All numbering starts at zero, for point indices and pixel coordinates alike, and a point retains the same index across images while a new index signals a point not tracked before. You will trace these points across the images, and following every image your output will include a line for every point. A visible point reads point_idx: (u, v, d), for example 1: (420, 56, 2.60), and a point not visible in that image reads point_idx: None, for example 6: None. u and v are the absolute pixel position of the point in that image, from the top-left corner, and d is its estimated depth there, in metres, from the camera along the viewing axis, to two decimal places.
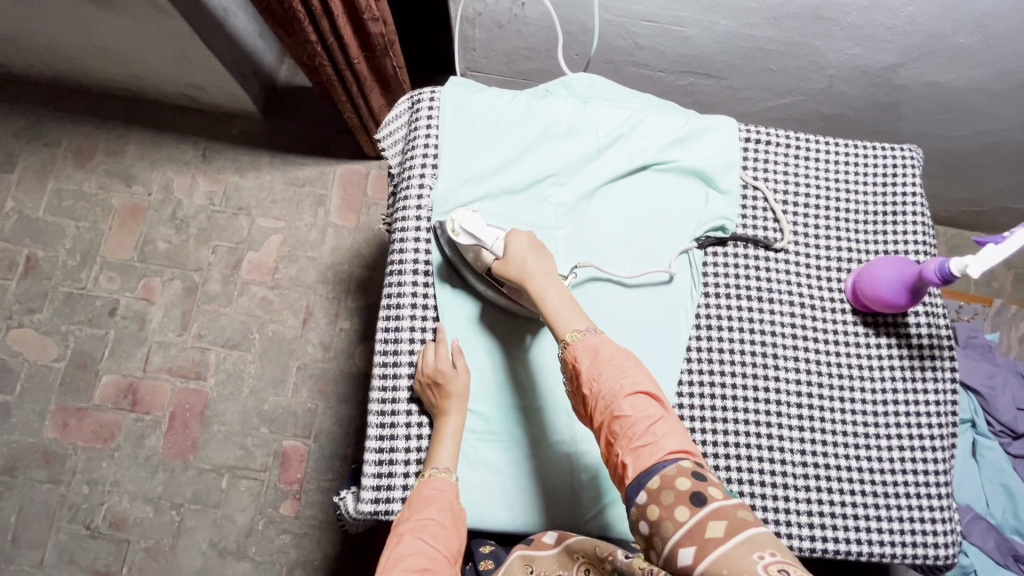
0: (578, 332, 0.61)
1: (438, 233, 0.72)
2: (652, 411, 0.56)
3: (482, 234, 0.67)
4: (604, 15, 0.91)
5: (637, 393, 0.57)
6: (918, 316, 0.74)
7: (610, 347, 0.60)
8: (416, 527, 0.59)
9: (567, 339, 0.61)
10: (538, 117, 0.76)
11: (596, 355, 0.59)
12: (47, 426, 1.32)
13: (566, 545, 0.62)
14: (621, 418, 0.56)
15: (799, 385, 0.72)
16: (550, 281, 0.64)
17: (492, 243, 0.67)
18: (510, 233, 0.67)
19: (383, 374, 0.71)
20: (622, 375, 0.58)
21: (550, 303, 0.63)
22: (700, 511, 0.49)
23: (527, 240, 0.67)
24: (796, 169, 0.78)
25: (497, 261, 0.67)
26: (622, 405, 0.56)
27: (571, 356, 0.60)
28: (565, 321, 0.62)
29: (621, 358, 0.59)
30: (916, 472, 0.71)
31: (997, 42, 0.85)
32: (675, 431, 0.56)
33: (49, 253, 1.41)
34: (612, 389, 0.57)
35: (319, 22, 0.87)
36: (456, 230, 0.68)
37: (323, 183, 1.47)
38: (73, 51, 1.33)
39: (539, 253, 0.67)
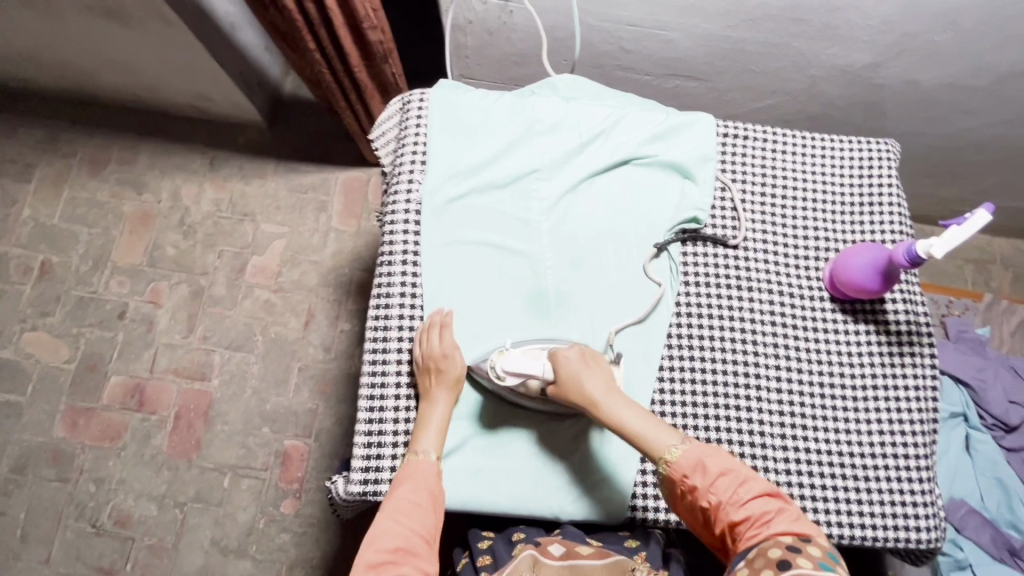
0: (677, 448, 0.63)
1: (474, 373, 0.70)
2: (768, 508, 0.59)
3: (532, 366, 0.67)
4: (587, 20, 0.94)
5: (754, 496, 0.60)
6: (895, 303, 0.75)
7: (719, 457, 0.62)
8: (397, 507, 0.62)
9: (668, 457, 0.63)
10: (522, 115, 0.80)
11: (705, 466, 0.62)
12: (57, 426, 1.36)
13: (573, 564, 0.63)
14: (740, 523, 0.59)
15: (778, 371, 0.74)
16: (618, 400, 0.66)
17: (541, 369, 0.67)
18: (555, 353, 0.68)
19: (373, 362, 0.73)
20: (738, 483, 0.61)
21: (631, 424, 0.64)
22: (784, 575, 0.52)
23: (576, 354, 0.68)
24: (773, 162, 0.81)
25: (552, 385, 0.67)
26: (737, 510, 0.60)
27: (678, 473, 0.62)
28: (659, 440, 0.64)
29: (732, 464, 0.62)
30: (896, 457, 0.71)
31: (970, 39, 0.87)
32: (788, 522, 0.58)
33: (63, 258, 1.46)
34: (730, 496, 0.60)
35: (318, 30, 0.90)
36: (501, 373, 0.68)
37: (326, 190, 1.51)
38: (89, 66, 1.40)
39: (591, 364, 0.67)
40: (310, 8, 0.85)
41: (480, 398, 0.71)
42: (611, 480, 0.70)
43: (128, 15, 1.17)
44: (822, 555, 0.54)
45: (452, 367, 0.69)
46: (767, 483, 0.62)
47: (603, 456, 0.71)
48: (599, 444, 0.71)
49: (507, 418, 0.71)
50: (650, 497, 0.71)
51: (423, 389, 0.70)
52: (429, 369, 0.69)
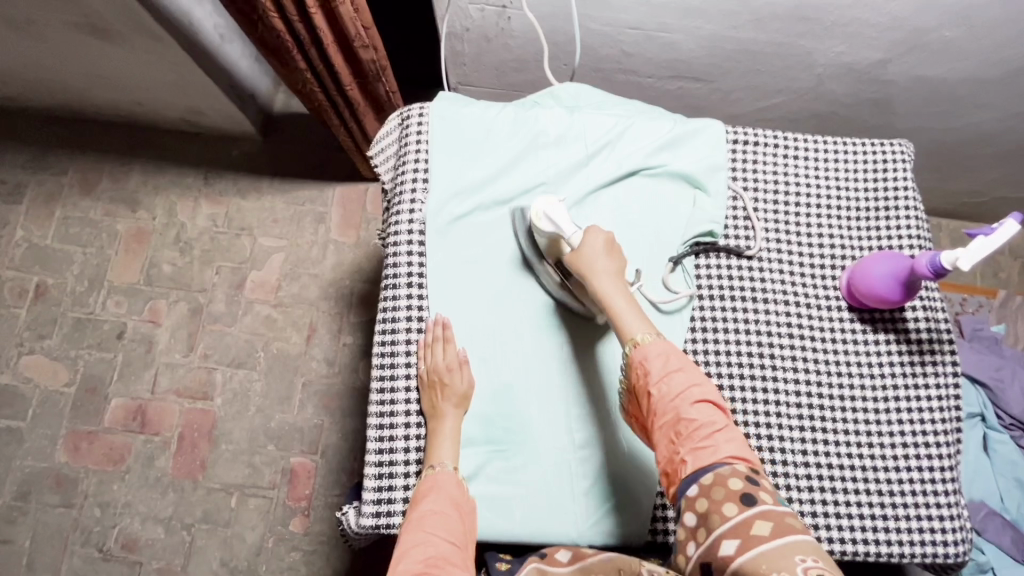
0: (647, 336, 0.64)
1: (517, 217, 0.74)
2: (715, 420, 0.59)
3: (563, 225, 0.69)
4: (588, 25, 0.91)
5: (701, 402, 0.60)
6: (916, 311, 0.73)
7: (681, 361, 0.63)
8: (420, 521, 0.60)
9: (635, 339, 0.64)
10: (526, 128, 0.77)
11: (667, 361, 0.62)
12: (59, 451, 1.34)
13: (583, 565, 0.62)
14: (685, 421, 0.59)
15: (797, 384, 0.72)
16: (614, 281, 0.67)
17: (571, 234, 0.69)
18: (591, 227, 0.70)
19: (381, 390, 0.71)
20: (691, 386, 0.61)
21: (616, 303, 0.66)
22: (749, 510, 0.53)
23: (604, 239, 0.69)
24: (785, 168, 0.78)
25: (571, 252, 0.69)
26: (687, 408, 0.60)
27: (637, 357, 0.63)
28: (632, 325, 0.65)
29: (690, 368, 0.62)
30: (921, 470, 0.69)
31: (982, 34, 0.85)
32: (734, 438, 0.59)
33: (58, 279, 1.43)
34: (679, 397, 0.60)
35: (309, 50, 0.86)
36: (538, 215, 0.71)
37: (323, 201, 1.49)
38: (76, 83, 1.36)
39: (614, 253, 0.69)
40: (300, 31, 0.81)
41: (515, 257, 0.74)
42: (629, 503, 0.68)
43: (114, 32, 1.14)
44: (775, 490, 0.56)
45: (457, 377, 0.68)
46: (718, 396, 0.62)
47: (619, 478, 0.69)
48: (616, 467, 0.69)
49: (520, 441, 0.69)
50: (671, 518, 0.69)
51: (429, 406, 0.68)
52: (433, 383, 0.68)
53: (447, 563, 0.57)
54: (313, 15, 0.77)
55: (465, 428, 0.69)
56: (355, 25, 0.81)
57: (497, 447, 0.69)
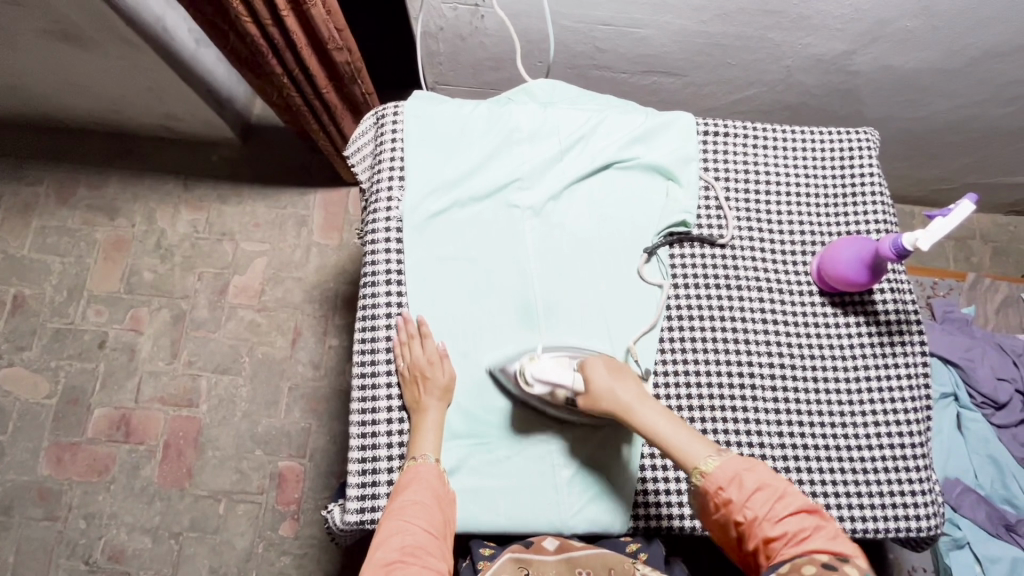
0: (712, 459, 0.60)
1: (499, 377, 0.70)
2: (805, 526, 0.55)
3: (562, 377, 0.66)
4: (560, 22, 0.93)
5: (792, 513, 0.56)
6: (884, 293, 0.75)
7: (756, 471, 0.58)
8: (400, 510, 0.61)
9: (703, 468, 0.60)
10: (501, 124, 0.78)
11: (740, 481, 0.58)
12: (41, 464, 1.32)
13: (568, 556, 0.63)
14: (776, 540, 0.55)
15: (772, 369, 0.73)
16: (648, 407, 0.64)
17: (571, 380, 0.66)
18: (583, 363, 0.66)
19: (362, 386, 0.72)
20: (775, 498, 0.57)
21: (664, 432, 0.63)
22: None
23: (604, 366, 0.66)
24: (755, 158, 0.80)
25: (582, 398, 0.66)
26: (774, 526, 0.55)
27: (712, 486, 0.59)
28: (692, 451, 0.61)
29: (771, 479, 0.58)
30: (893, 447, 0.71)
31: (941, 23, 0.87)
32: (826, 539, 0.54)
33: (36, 289, 1.42)
34: (765, 513, 0.56)
35: (283, 55, 0.85)
36: (529, 380, 0.67)
37: (305, 204, 1.48)
38: (49, 91, 1.35)
39: (622, 376, 0.66)
40: (274, 35, 0.81)
41: (510, 405, 0.71)
42: (611, 490, 0.70)
43: (86, 38, 1.12)
44: None
45: (438, 370, 0.69)
46: (807, 500, 0.57)
47: (602, 467, 0.70)
48: (597, 456, 0.70)
49: (504, 434, 0.70)
50: (652, 504, 0.70)
51: (412, 399, 0.69)
52: (414, 377, 0.69)
53: (423, 552, 0.58)
54: (286, 18, 0.77)
55: (448, 421, 0.70)
56: (328, 27, 0.81)
57: (479, 440, 0.70)
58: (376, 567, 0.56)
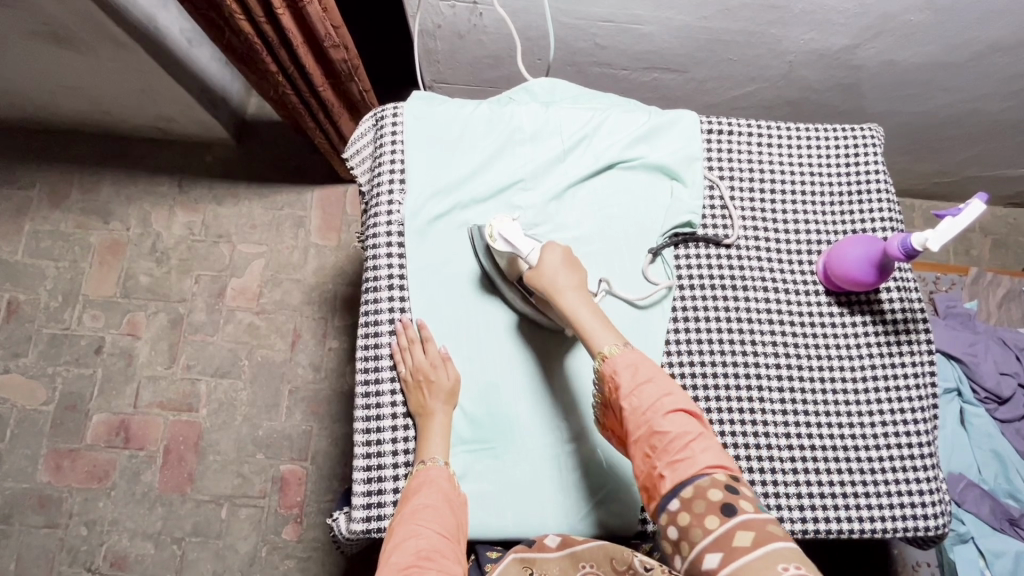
0: (614, 347, 0.63)
1: (476, 237, 0.73)
2: (690, 429, 0.57)
3: (519, 244, 0.67)
4: (560, 19, 0.91)
5: (676, 412, 0.58)
6: (890, 292, 0.75)
7: (648, 367, 0.61)
8: (413, 514, 0.60)
9: (604, 353, 0.63)
10: (502, 124, 0.77)
11: (637, 370, 0.61)
12: (40, 471, 1.31)
13: (572, 552, 0.62)
14: (660, 434, 0.57)
15: (778, 369, 0.73)
16: (580, 295, 0.65)
17: (528, 253, 0.67)
18: (547, 244, 0.68)
19: (366, 393, 0.71)
20: (662, 395, 0.59)
21: (583, 317, 0.64)
22: (730, 520, 0.51)
23: (560, 255, 0.67)
24: (759, 155, 0.79)
25: (529, 270, 0.67)
26: (661, 421, 0.57)
27: (609, 369, 0.62)
28: (599, 337, 0.64)
29: (661, 377, 0.60)
30: (900, 446, 0.71)
31: (945, 18, 0.86)
32: (711, 446, 0.57)
33: (31, 295, 1.40)
34: (651, 407, 0.58)
35: (278, 52, 0.83)
36: (494, 235, 0.68)
37: (302, 204, 1.47)
38: (39, 93, 1.32)
39: (571, 267, 0.67)
40: (268, 32, 0.79)
41: (479, 270, 0.73)
42: (620, 495, 0.69)
43: (75, 39, 1.10)
44: (755, 495, 0.54)
45: (442, 373, 0.68)
46: (691, 403, 0.60)
47: (609, 470, 0.69)
48: (603, 458, 0.70)
49: (510, 439, 0.69)
50: None
51: (416, 405, 0.68)
52: (418, 382, 0.68)
53: (439, 555, 0.57)
54: (281, 15, 0.75)
55: (454, 426, 0.69)
56: (324, 25, 0.79)
57: (484, 444, 0.69)
58: (392, 572, 0.55)
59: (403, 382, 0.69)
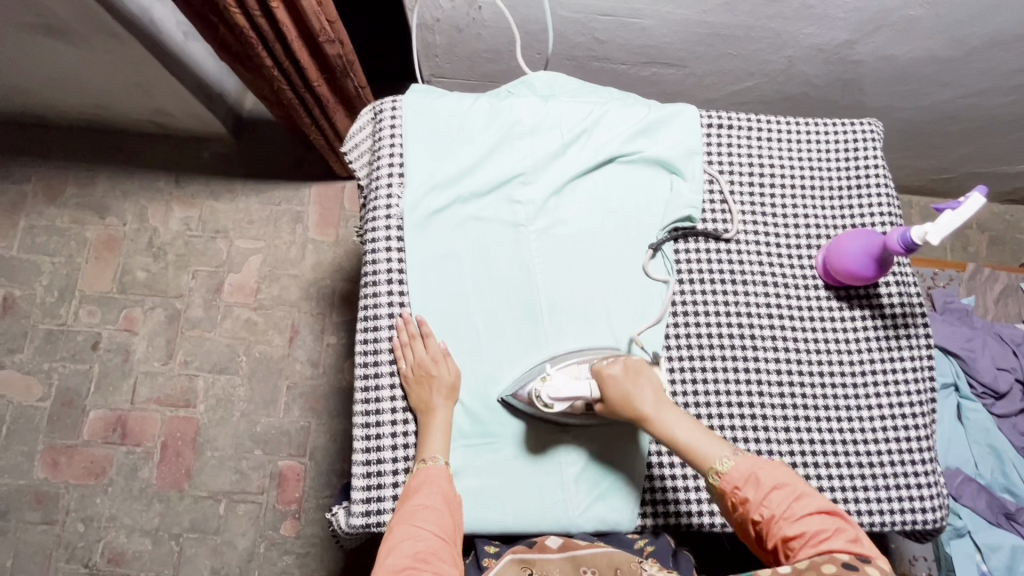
0: (728, 459, 0.60)
1: (510, 401, 0.69)
2: (826, 526, 0.56)
3: (575, 390, 0.66)
4: (560, 13, 0.91)
5: (811, 512, 0.57)
6: (889, 286, 0.75)
7: (772, 470, 0.60)
8: (410, 515, 0.60)
9: (719, 468, 0.60)
10: (502, 118, 0.77)
11: (759, 479, 0.59)
12: (37, 467, 1.30)
13: (573, 555, 0.62)
14: (795, 539, 0.56)
15: (778, 363, 0.73)
16: (670, 414, 0.64)
17: (588, 390, 0.66)
18: (598, 367, 0.66)
19: (365, 387, 0.71)
20: (794, 497, 0.58)
21: (681, 437, 0.62)
22: None
23: (620, 367, 0.66)
24: (759, 150, 0.79)
25: (600, 403, 0.66)
26: (794, 522, 0.56)
27: (729, 486, 0.59)
28: (707, 451, 0.61)
29: (789, 479, 0.59)
30: (899, 440, 0.71)
31: (944, 13, 0.86)
32: (846, 539, 0.55)
33: (26, 291, 1.39)
34: (784, 510, 0.57)
35: (273, 47, 0.82)
36: (547, 401, 0.66)
37: (299, 200, 1.46)
38: (34, 87, 1.31)
39: (638, 378, 0.65)
40: (262, 27, 0.78)
41: (525, 427, 0.69)
42: (620, 488, 0.69)
43: (70, 32, 1.09)
44: None
45: (443, 369, 0.68)
46: (825, 500, 0.58)
47: (609, 464, 0.70)
48: (604, 453, 0.70)
49: (511, 433, 0.69)
50: (661, 502, 0.70)
51: (418, 401, 0.68)
52: (418, 377, 0.68)
53: (435, 559, 0.57)
54: (276, 9, 0.74)
55: (454, 422, 0.69)
56: (319, 19, 0.78)
57: (485, 438, 0.69)
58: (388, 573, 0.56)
59: (403, 379, 0.69)
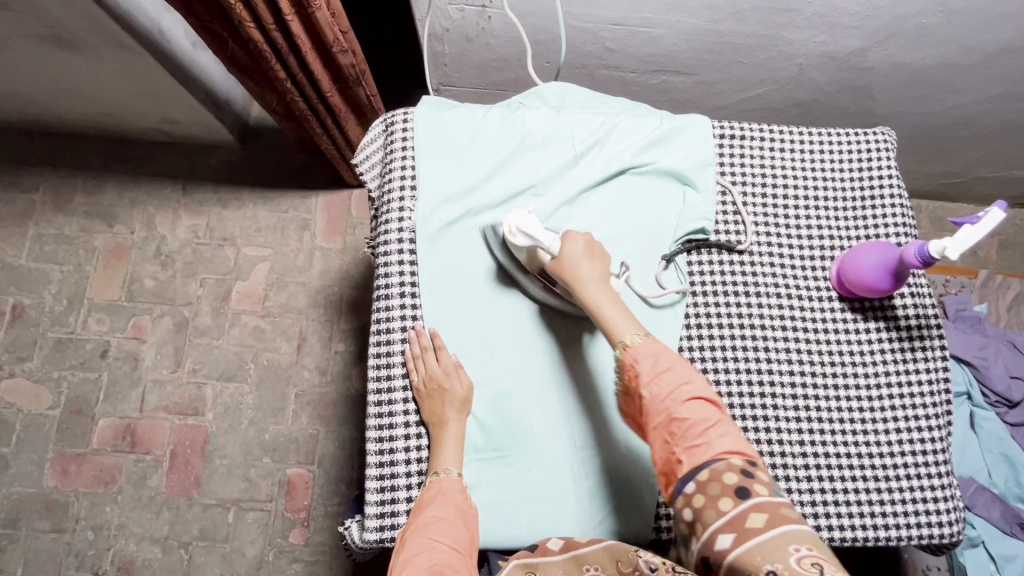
0: (637, 337, 0.62)
1: (489, 237, 0.72)
2: (710, 417, 0.57)
3: (540, 235, 0.66)
4: (570, 22, 0.91)
5: (694, 400, 0.58)
6: (904, 298, 0.75)
7: (667, 357, 0.60)
8: (424, 527, 0.60)
9: (627, 344, 0.62)
10: (513, 130, 0.77)
11: (657, 363, 0.60)
12: (47, 475, 1.31)
13: (575, 555, 0.62)
14: (679, 425, 0.57)
15: (792, 376, 0.72)
16: (599, 286, 0.65)
17: (549, 244, 0.66)
18: (567, 233, 0.67)
19: (378, 401, 0.71)
20: (682, 384, 0.59)
21: (605, 309, 0.64)
22: (744, 503, 0.52)
23: (583, 243, 0.67)
24: (772, 161, 0.79)
25: (551, 261, 0.67)
26: (681, 409, 0.57)
27: (631, 360, 0.61)
28: (622, 327, 0.63)
29: (682, 366, 0.60)
30: (915, 453, 0.71)
31: (957, 21, 0.86)
32: (730, 433, 0.57)
33: (35, 299, 1.39)
34: (672, 396, 0.58)
35: (287, 59, 0.82)
36: (513, 231, 0.68)
37: (307, 207, 1.46)
38: (43, 96, 1.32)
39: (593, 256, 0.66)
40: (277, 40, 0.78)
41: (494, 266, 0.73)
42: (634, 503, 0.69)
43: (80, 42, 1.09)
44: (771, 480, 0.54)
45: (455, 381, 0.68)
46: (709, 390, 0.60)
47: (623, 477, 0.69)
48: (617, 467, 0.69)
49: (525, 447, 0.69)
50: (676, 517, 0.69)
51: (430, 414, 0.67)
52: (430, 391, 0.67)
53: (452, 569, 0.56)
54: (291, 21, 0.74)
55: (468, 435, 0.69)
56: (333, 31, 0.78)
57: (498, 451, 0.69)
58: None
59: (415, 390, 0.69)
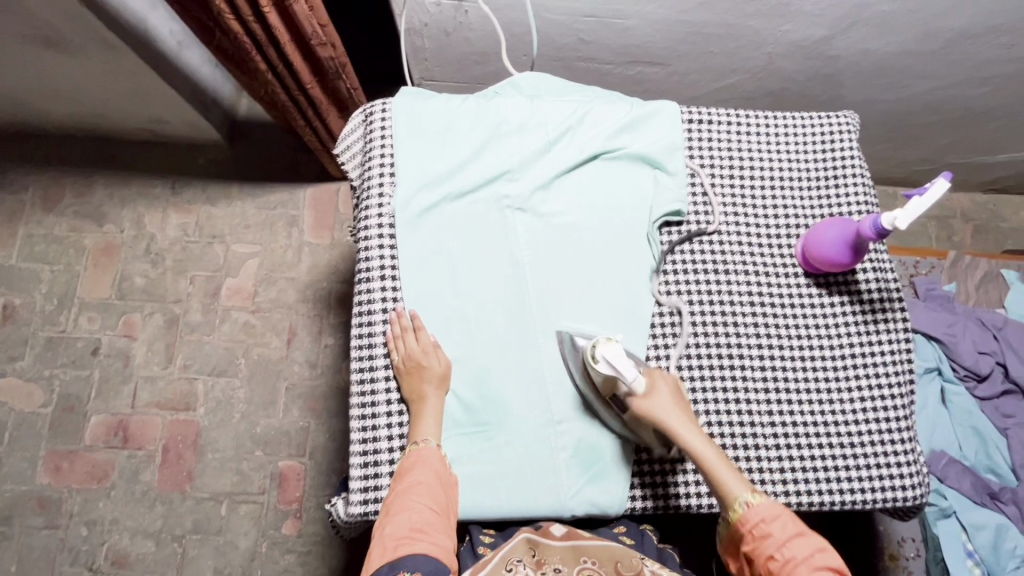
0: (753, 497, 0.64)
1: (568, 351, 0.73)
2: None
3: (624, 369, 0.67)
4: (544, 15, 0.94)
5: (822, 563, 0.60)
6: (867, 272, 0.78)
7: (795, 520, 0.63)
8: (405, 491, 0.63)
9: (742, 503, 0.64)
10: (488, 118, 0.79)
11: (781, 523, 0.63)
12: (39, 473, 1.32)
13: (575, 544, 0.67)
14: None
15: (760, 349, 0.75)
16: (699, 434, 0.67)
17: (637, 380, 0.68)
18: (654, 374, 0.70)
19: (361, 381, 0.73)
20: (812, 548, 0.61)
21: (711, 460, 0.66)
22: None
23: (673, 387, 0.69)
24: (738, 144, 0.82)
25: (642, 400, 0.68)
26: (806, 570, 0.60)
27: (749, 520, 0.63)
28: (733, 485, 0.65)
29: (811, 531, 0.62)
30: (878, 420, 0.74)
31: (916, 7, 0.89)
32: None
33: (26, 298, 1.41)
34: (799, 555, 0.61)
35: (267, 50, 0.85)
36: (597, 357, 0.68)
37: (295, 204, 1.48)
38: (31, 98, 1.33)
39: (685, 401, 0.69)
40: (256, 30, 0.80)
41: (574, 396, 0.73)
42: (610, 473, 0.71)
43: (66, 42, 1.11)
44: None
45: (433, 359, 0.70)
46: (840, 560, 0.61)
47: (600, 449, 0.72)
48: (594, 440, 0.72)
49: (505, 422, 0.71)
50: (649, 485, 0.72)
51: (410, 391, 0.70)
52: (409, 369, 0.70)
53: (432, 530, 0.61)
54: (268, 14, 0.76)
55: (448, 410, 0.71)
56: (311, 24, 0.81)
57: (478, 425, 0.71)
58: (387, 543, 0.60)
59: (396, 371, 0.71)
